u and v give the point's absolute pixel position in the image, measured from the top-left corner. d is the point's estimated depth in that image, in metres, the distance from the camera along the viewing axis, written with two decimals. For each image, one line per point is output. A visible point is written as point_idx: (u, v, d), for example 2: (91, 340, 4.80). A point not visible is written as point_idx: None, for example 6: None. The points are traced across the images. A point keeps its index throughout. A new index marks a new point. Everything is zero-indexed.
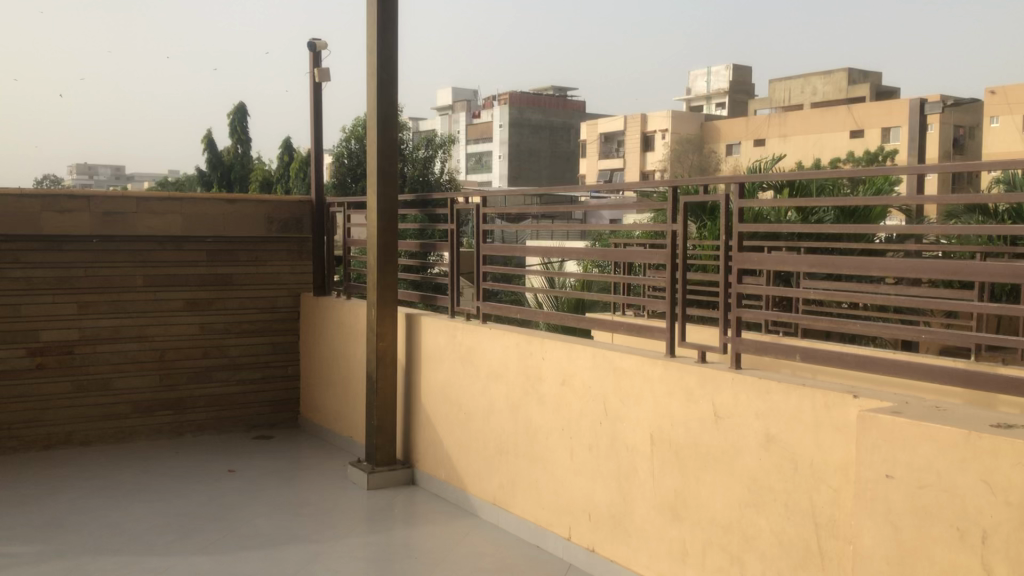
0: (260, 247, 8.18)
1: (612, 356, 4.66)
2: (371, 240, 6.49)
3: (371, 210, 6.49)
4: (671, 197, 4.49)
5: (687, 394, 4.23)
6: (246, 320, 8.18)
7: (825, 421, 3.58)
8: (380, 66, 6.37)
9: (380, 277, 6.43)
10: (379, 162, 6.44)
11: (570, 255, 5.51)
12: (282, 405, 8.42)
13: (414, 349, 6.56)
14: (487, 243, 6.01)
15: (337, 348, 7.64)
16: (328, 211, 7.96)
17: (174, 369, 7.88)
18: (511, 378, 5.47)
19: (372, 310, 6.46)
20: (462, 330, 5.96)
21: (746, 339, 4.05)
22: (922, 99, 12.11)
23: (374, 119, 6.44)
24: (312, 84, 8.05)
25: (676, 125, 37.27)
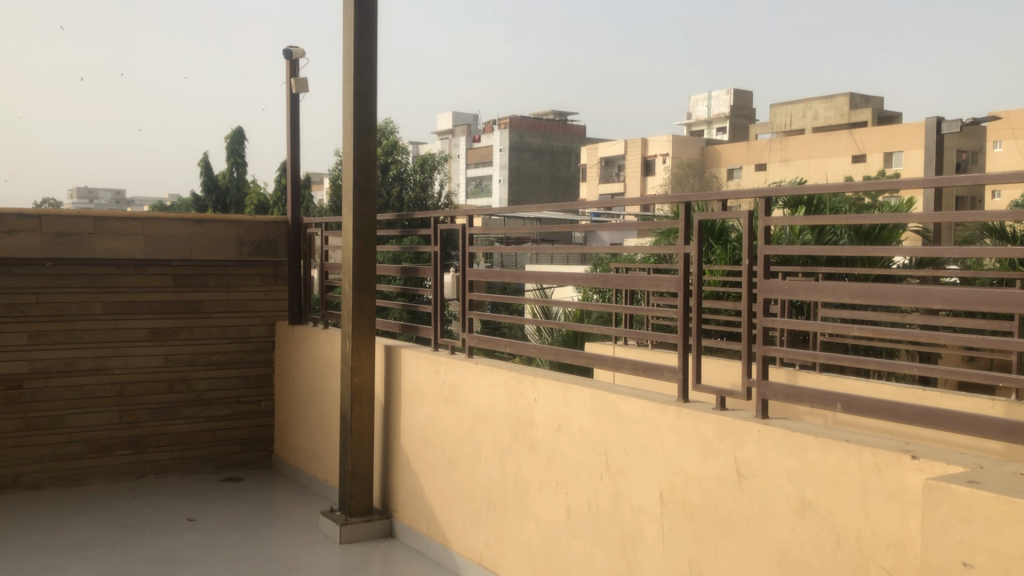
0: (232, 271, 7.56)
1: (615, 399, 4.01)
2: (346, 263, 5.85)
3: (347, 230, 5.85)
4: (682, 215, 3.85)
5: (703, 447, 3.58)
6: (216, 350, 7.55)
7: (875, 488, 2.93)
8: (357, 72, 5.75)
9: (356, 305, 5.79)
10: (355, 178, 5.80)
11: (568, 280, 4.85)
12: (255, 444, 7.77)
13: (394, 385, 5.91)
14: (473, 268, 5.36)
15: (313, 382, 6.99)
16: (305, 233, 7.33)
17: (136, 405, 7.24)
18: (499, 422, 4.81)
19: (346, 342, 5.81)
20: (446, 366, 5.31)
21: (776, 383, 3.40)
22: (938, 118, 11.55)
23: (351, 130, 5.82)
24: (289, 95, 7.46)
25: (678, 149, 36.80)
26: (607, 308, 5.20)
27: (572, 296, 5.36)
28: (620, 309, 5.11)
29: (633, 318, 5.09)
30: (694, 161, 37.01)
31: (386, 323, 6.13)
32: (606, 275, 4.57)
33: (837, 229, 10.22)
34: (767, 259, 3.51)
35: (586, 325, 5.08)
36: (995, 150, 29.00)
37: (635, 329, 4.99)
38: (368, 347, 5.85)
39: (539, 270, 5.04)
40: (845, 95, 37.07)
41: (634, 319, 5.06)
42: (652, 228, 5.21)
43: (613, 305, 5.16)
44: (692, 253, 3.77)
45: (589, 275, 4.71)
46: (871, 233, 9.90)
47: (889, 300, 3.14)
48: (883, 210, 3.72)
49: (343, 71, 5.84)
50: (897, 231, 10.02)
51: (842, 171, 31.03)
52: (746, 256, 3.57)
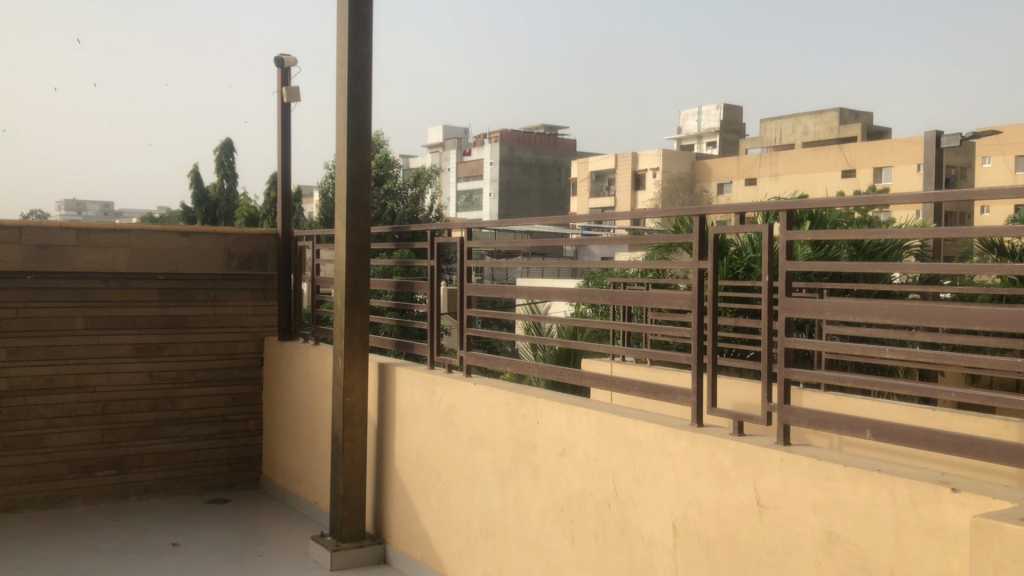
0: (219, 286, 7.32)
1: (623, 423, 3.80)
2: (339, 277, 5.63)
3: (340, 243, 5.63)
4: (697, 228, 3.65)
5: (720, 476, 3.36)
6: (202, 367, 7.30)
7: (911, 522, 2.72)
8: (351, 78, 5.55)
9: (349, 321, 5.56)
10: (349, 189, 5.59)
11: (564, 297, 4.60)
12: (242, 464, 7.51)
13: (387, 405, 5.67)
14: (471, 283, 5.15)
15: (302, 400, 6.75)
16: (295, 246, 7.10)
17: (118, 423, 6.99)
18: (499, 445, 4.59)
19: (339, 359, 5.58)
20: (442, 385, 5.08)
21: (799, 408, 3.19)
22: (938, 132, 11.40)
23: (344, 139, 5.60)
24: (280, 104, 7.25)
25: (669, 163, 36.71)
26: (595, 327, 4.93)
27: (555, 314, 5.08)
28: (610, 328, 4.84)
29: (623, 342, 4.81)
30: (685, 176, 36.93)
31: (379, 340, 5.91)
32: (601, 291, 4.31)
33: (837, 244, 10.05)
34: (790, 276, 3.30)
35: (582, 346, 4.82)
36: (985, 166, 28.98)
37: (626, 349, 4.71)
38: (361, 365, 5.63)
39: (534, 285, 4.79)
40: (835, 110, 37.08)
41: (620, 343, 4.76)
42: (643, 241, 4.92)
43: (603, 322, 4.88)
44: (708, 269, 3.56)
45: (582, 292, 4.46)
46: (872, 250, 9.71)
47: (925, 319, 2.94)
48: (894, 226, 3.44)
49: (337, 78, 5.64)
50: (899, 247, 9.83)
51: (832, 186, 30.95)
52: (767, 272, 3.35)
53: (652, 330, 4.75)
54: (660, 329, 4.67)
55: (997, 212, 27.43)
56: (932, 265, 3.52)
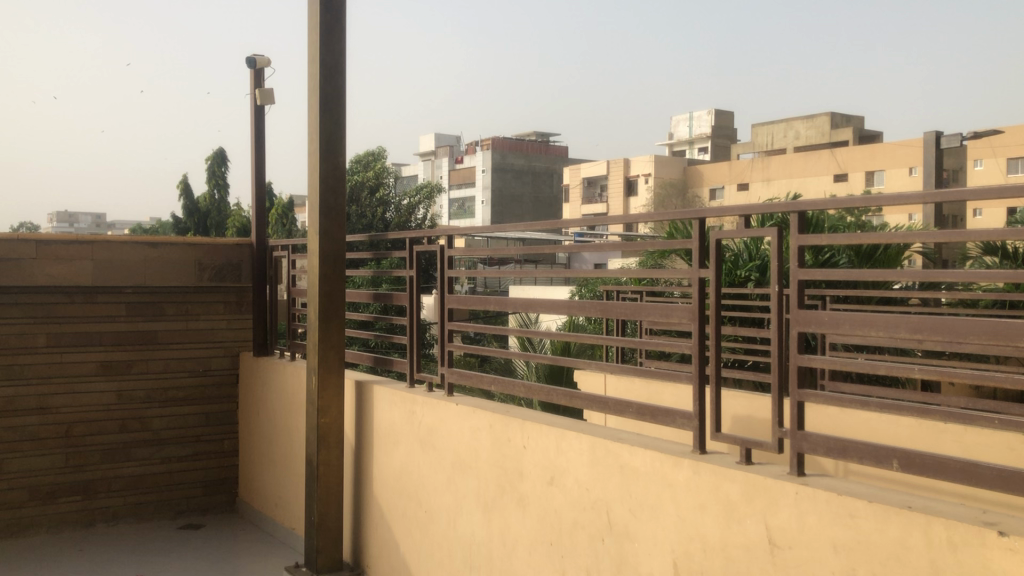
0: (191, 299, 6.95)
1: (617, 449, 3.44)
2: (312, 289, 5.25)
3: (313, 253, 5.26)
4: (698, 234, 3.30)
5: (726, 510, 3.01)
6: (173, 385, 6.92)
7: (949, 569, 2.37)
8: (323, 77, 5.19)
9: (323, 336, 5.20)
10: (322, 196, 5.23)
11: (547, 309, 4.24)
12: (217, 487, 7.13)
13: (365, 426, 5.31)
14: (453, 294, 4.78)
15: (279, 420, 6.38)
16: (270, 256, 6.74)
17: (84, 446, 6.60)
18: (482, 471, 4.22)
19: (312, 377, 5.22)
20: (422, 405, 4.72)
21: (815, 434, 2.84)
22: (938, 133, 11.10)
23: (316, 142, 5.23)
24: (253, 107, 6.89)
25: (661, 169, 36.42)
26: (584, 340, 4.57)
27: (541, 327, 4.71)
28: (598, 342, 4.48)
29: (612, 356, 4.44)
30: (677, 182, 36.63)
31: (357, 356, 5.54)
32: (588, 302, 3.96)
33: (836, 249, 9.72)
34: (802, 285, 2.94)
35: (570, 362, 4.46)
36: (977, 169, 28.74)
37: (616, 365, 4.35)
38: (337, 384, 5.26)
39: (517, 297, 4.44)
40: (827, 114, 36.86)
41: (608, 358, 4.40)
42: (633, 247, 4.57)
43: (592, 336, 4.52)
44: (709, 278, 3.20)
45: (567, 303, 4.10)
46: (872, 254, 9.39)
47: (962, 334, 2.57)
48: (914, 231, 3.09)
49: (308, 77, 5.28)
50: (900, 251, 9.51)
51: (824, 190, 30.72)
52: (777, 281, 2.99)
53: (644, 344, 4.39)
54: (653, 343, 4.31)
55: (989, 215, 27.16)
56: (957, 272, 3.16)
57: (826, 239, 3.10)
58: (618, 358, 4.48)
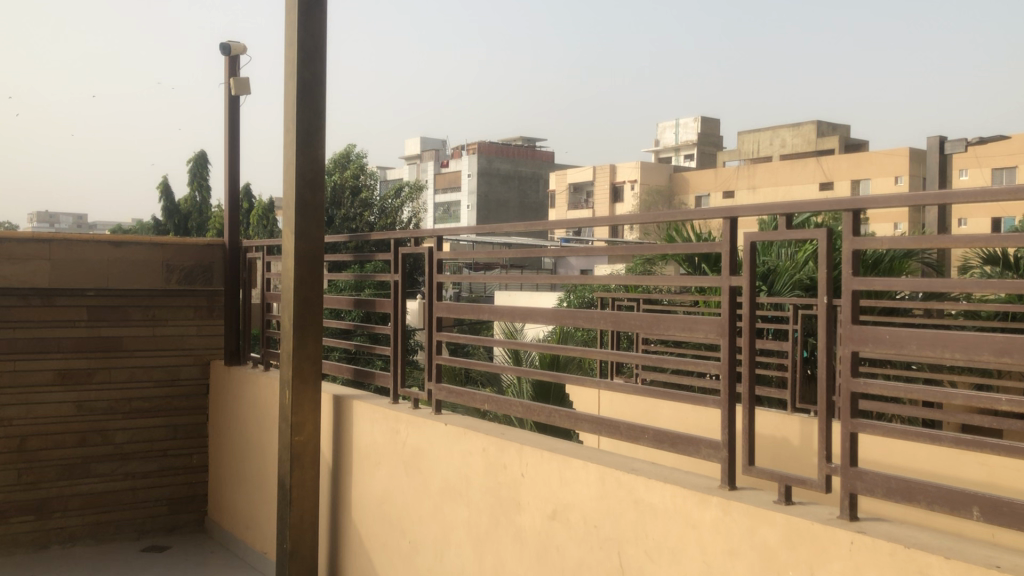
0: (158, 303, 6.46)
1: (631, 482, 3.00)
2: (287, 293, 4.79)
3: (287, 254, 4.80)
4: (728, 235, 2.83)
5: (763, 558, 2.57)
6: (138, 395, 6.43)
7: None
8: (301, 61, 4.73)
9: (298, 345, 4.73)
10: (298, 191, 4.76)
11: (530, 319, 3.73)
12: (185, 505, 6.64)
13: (343, 445, 4.84)
14: (442, 301, 4.30)
15: (251, 435, 5.91)
16: (244, 258, 6.27)
17: (39, 461, 6.10)
18: (473, 501, 3.77)
19: (286, 391, 4.75)
20: (407, 424, 4.27)
21: (872, 474, 2.40)
22: (942, 137, 10.73)
23: (292, 132, 4.77)
24: (227, 97, 6.42)
25: (647, 176, 36.08)
26: (567, 356, 4.07)
27: (521, 342, 4.20)
28: (586, 356, 4.00)
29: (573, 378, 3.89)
30: (664, 189, 36.32)
31: (337, 367, 5.08)
32: (574, 311, 3.47)
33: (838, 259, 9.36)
34: (856, 296, 2.49)
35: (555, 380, 3.98)
36: (963, 180, 28.56)
37: (606, 383, 3.86)
38: (313, 398, 4.80)
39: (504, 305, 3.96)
40: (813, 122, 36.65)
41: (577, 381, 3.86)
42: (624, 251, 4.12)
43: (583, 349, 4.06)
44: (743, 287, 2.76)
45: (550, 312, 3.60)
46: (876, 264, 9.02)
47: None
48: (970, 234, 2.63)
49: (284, 61, 4.82)
50: (904, 261, 9.15)
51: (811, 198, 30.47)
52: (825, 292, 2.54)
53: (621, 361, 3.87)
54: (634, 361, 3.79)
55: (975, 226, 26.95)
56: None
57: (885, 242, 2.55)
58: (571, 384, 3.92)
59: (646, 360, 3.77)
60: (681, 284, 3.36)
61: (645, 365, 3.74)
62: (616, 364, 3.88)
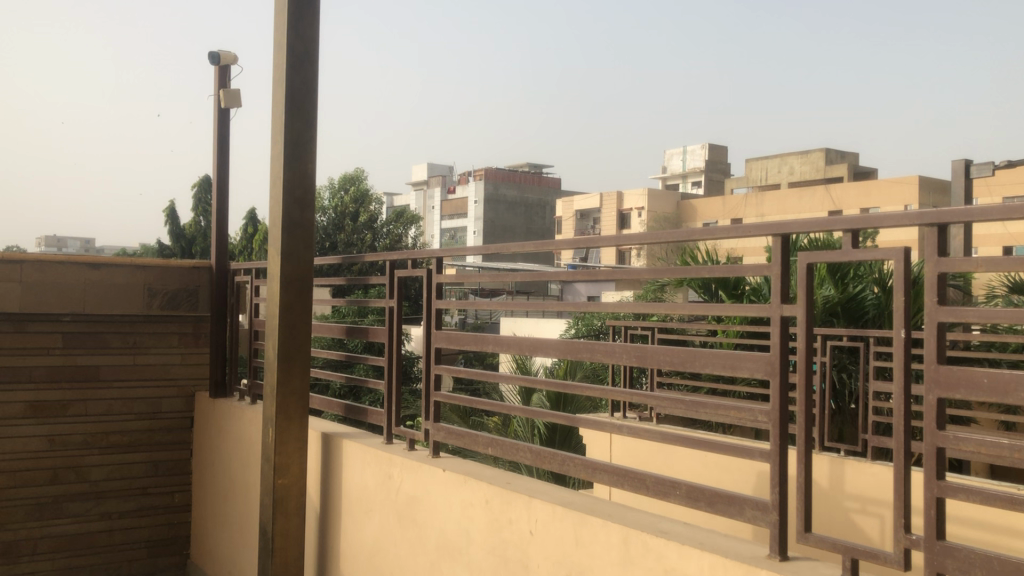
0: (139, 330, 6.04)
1: (659, 547, 2.54)
2: (272, 320, 4.35)
3: (272, 277, 4.36)
4: (777, 256, 2.37)
5: None
6: (116, 429, 5.98)
7: None
8: (291, 66, 4.32)
9: (282, 379, 4.29)
10: (286, 208, 4.33)
11: (537, 352, 3.23)
12: (165, 547, 6.19)
13: (331, 491, 4.38)
14: (441, 330, 3.84)
15: (235, 474, 5.46)
16: (232, 282, 5.86)
17: (7, 501, 5.65)
18: (473, 560, 3.30)
19: (269, 429, 4.31)
20: (401, 469, 3.81)
21: (966, 551, 1.94)
22: (967, 161, 10.25)
23: (280, 143, 4.35)
24: (217, 110, 6.02)
25: (654, 203, 35.69)
26: (561, 390, 3.59)
27: (518, 376, 3.71)
28: (586, 391, 3.51)
29: (541, 413, 3.37)
30: (672, 216, 35.90)
31: (328, 402, 4.64)
32: (587, 343, 2.98)
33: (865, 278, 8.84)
34: (943, 331, 2.03)
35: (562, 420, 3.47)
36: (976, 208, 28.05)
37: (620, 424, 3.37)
38: (299, 436, 4.36)
39: (507, 335, 3.49)
40: (820, 150, 36.36)
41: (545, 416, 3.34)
42: (629, 275, 3.65)
43: (591, 383, 3.58)
44: (797, 318, 2.31)
45: (560, 343, 3.11)
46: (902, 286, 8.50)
47: None
48: None
49: (273, 66, 4.40)
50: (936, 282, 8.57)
51: None
52: (903, 325, 2.08)
53: (605, 394, 3.37)
54: (626, 394, 3.28)
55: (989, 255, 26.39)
56: None
57: (984, 263, 2.04)
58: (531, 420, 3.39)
59: (634, 392, 3.25)
60: (694, 313, 2.86)
61: (629, 397, 3.21)
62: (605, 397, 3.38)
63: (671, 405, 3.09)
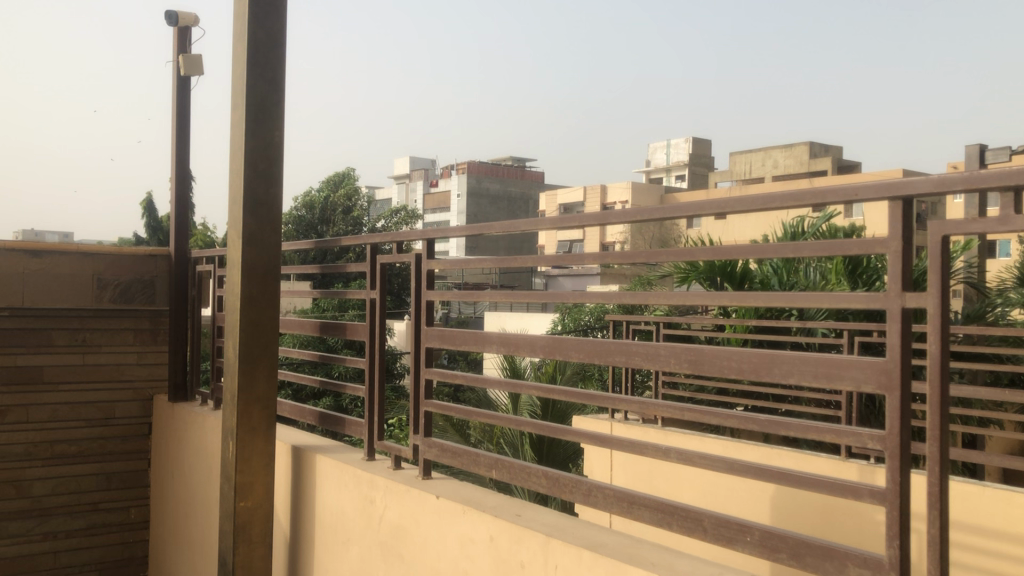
0: (89, 326, 5.39)
1: None
2: (232, 314, 3.70)
3: (232, 264, 3.71)
4: (898, 229, 1.75)
5: None
6: (63, 437, 5.33)
7: None
8: (254, 12, 3.64)
9: (244, 384, 3.64)
10: (247, 182, 3.68)
11: (556, 353, 2.59)
12: (119, 569, 5.56)
13: (302, 516, 3.74)
14: (433, 327, 3.20)
15: (193, 490, 4.86)
16: (193, 272, 5.21)
17: None
18: None
19: (229, 442, 3.67)
20: (386, 492, 3.18)
21: None
22: (981, 146, 9.67)
23: (241, 106, 3.68)
24: (177, 78, 5.35)
25: (638, 196, 35.15)
26: (514, 392, 2.88)
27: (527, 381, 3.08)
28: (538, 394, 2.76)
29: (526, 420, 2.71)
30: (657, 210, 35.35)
31: (299, 409, 4.01)
32: (621, 343, 2.35)
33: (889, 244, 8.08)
34: None
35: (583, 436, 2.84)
36: None
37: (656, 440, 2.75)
38: (265, 451, 3.72)
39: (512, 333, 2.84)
40: (805, 143, 35.87)
41: (530, 426, 2.69)
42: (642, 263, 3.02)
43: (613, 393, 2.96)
44: (925, 311, 1.70)
45: (586, 342, 2.47)
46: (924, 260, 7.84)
47: None
48: None
49: (233, 14, 3.73)
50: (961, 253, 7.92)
51: None
52: None
53: (558, 393, 2.63)
54: (582, 395, 2.55)
55: None
56: None
57: None
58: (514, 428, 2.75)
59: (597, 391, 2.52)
60: (716, 308, 2.21)
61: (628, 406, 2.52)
62: (555, 398, 2.66)
63: (665, 413, 2.24)
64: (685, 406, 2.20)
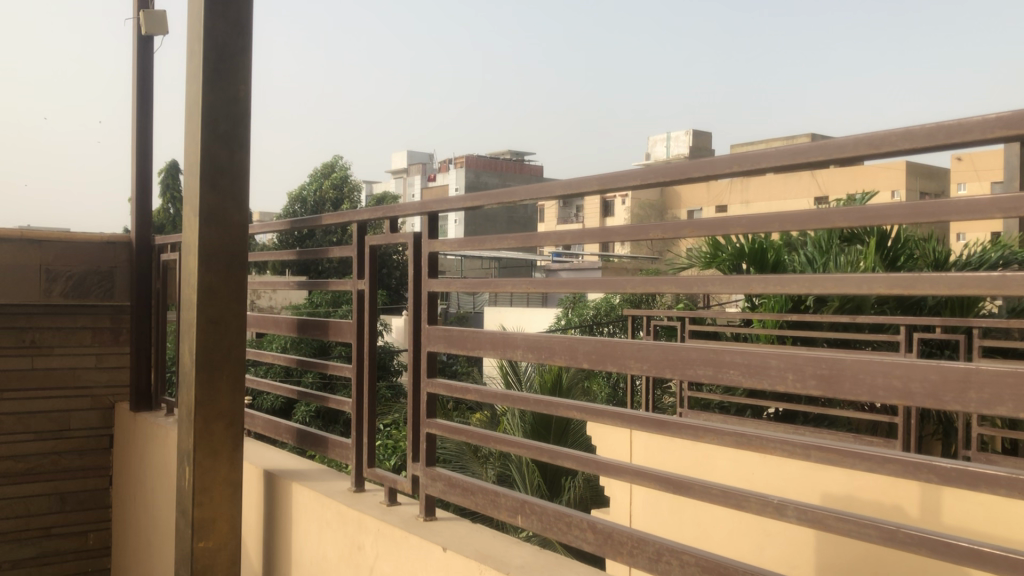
0: (37, 323, 4.95)
1: None
2: (189, 310, 3.00)
3: (189, 247, 3.02)
4: None
5: None
6: (10, 453, 4.90)
7: None
8: None
9: (201, 398, 2.95)
10: (204, 144, 2.97)
11: (609, 362, 1.90)
12: None
13: (274, 559, 3.07)
14: (438, 325, 2.49)
15: (145, 515, 4.38)
16: (155, 263, 4.55)
17: None
18: None
19: (185, 469, 3.00)
20: (376, 538, 2.50)
21: None
22: None
23: (198, 52, 2.96)
24: (139, 38, 4.65)
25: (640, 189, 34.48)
26: (548, 413, 2.18)
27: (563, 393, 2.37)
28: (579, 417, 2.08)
29: (564, 452, 2.03)
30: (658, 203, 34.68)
31: (273, 425, 3.36)
32: (705, 351, 1.67)
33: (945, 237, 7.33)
34: None
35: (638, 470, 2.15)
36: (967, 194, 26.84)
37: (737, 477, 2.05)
38: (228, 477, 3.04)
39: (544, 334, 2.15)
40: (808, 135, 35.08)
41: (570, 461, 2.01)
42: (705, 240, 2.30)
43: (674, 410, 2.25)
44: None
45: (651, 349, 1.79)
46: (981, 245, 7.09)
47: None
48: None
49: None
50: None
51: None
52: None
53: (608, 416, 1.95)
54: (648, 419, 1.86)
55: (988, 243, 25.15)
56: None
57: None
58: (548, 461, 2.06)
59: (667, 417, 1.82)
60: (824, 296, 1.52)
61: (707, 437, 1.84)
62: (604, 424, 1.98)
63: (774, 450, 1.56)
64: (808, 442, 1.52)
